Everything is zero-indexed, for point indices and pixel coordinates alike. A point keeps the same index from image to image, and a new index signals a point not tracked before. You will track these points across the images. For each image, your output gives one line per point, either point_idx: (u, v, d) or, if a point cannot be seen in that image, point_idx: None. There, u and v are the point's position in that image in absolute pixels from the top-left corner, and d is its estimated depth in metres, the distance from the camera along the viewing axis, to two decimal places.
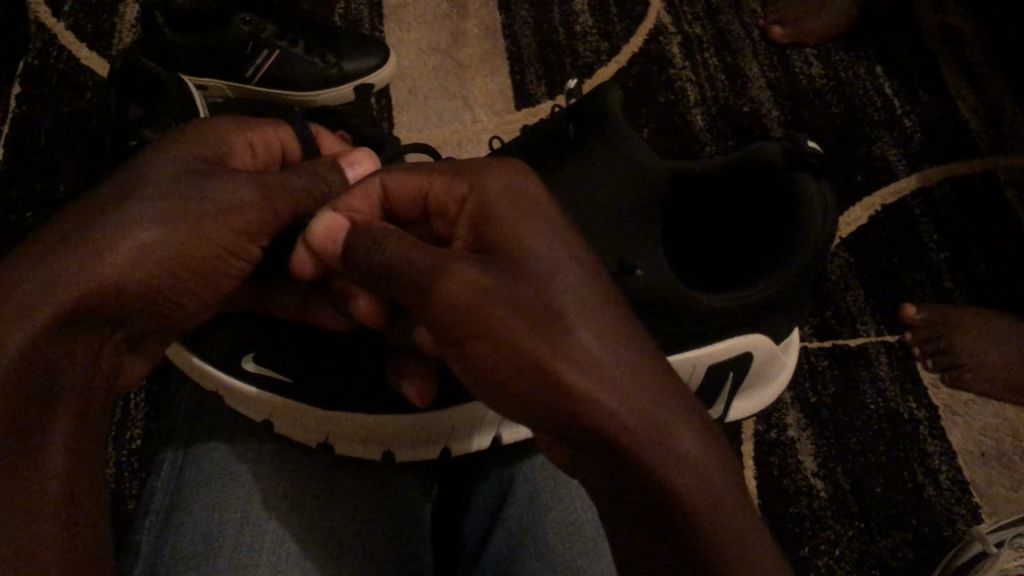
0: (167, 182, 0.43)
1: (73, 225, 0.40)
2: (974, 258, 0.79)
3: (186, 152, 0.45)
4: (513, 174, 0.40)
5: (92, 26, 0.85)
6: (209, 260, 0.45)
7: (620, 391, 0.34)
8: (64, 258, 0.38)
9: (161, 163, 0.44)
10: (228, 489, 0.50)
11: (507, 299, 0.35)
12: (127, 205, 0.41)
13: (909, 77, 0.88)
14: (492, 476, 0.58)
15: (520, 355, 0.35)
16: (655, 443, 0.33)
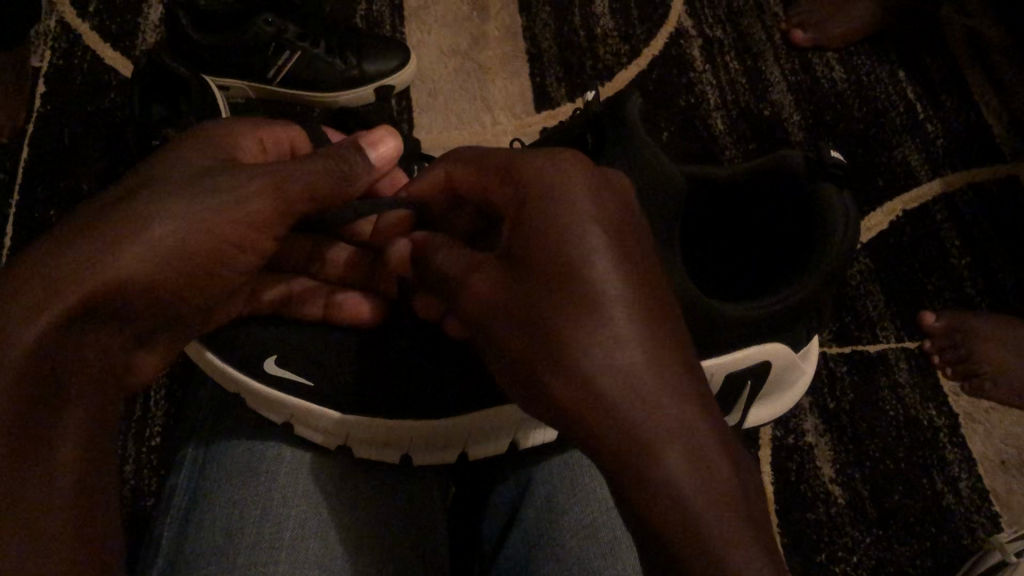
0: (177, 183, 0.43)
1: (83, 223, 0.40)
2: (997, 265, 0.78)
3: (192, 155, 0.46)
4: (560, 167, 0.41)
5: (116, 25, 0.85)
6: (221, 252, 0.45)
7: (613, 390, 0.35)
8: (77, 250, 0.39)
9: (176, 165, 0.44)
10: (246, 487, 0.50)
11: (525, 309, 0.39)
12: (136, 204, 0.42)
13: (933, 82, 0.87)
14: (509, 478, 0.58)
15: (536, 360, 0.38)
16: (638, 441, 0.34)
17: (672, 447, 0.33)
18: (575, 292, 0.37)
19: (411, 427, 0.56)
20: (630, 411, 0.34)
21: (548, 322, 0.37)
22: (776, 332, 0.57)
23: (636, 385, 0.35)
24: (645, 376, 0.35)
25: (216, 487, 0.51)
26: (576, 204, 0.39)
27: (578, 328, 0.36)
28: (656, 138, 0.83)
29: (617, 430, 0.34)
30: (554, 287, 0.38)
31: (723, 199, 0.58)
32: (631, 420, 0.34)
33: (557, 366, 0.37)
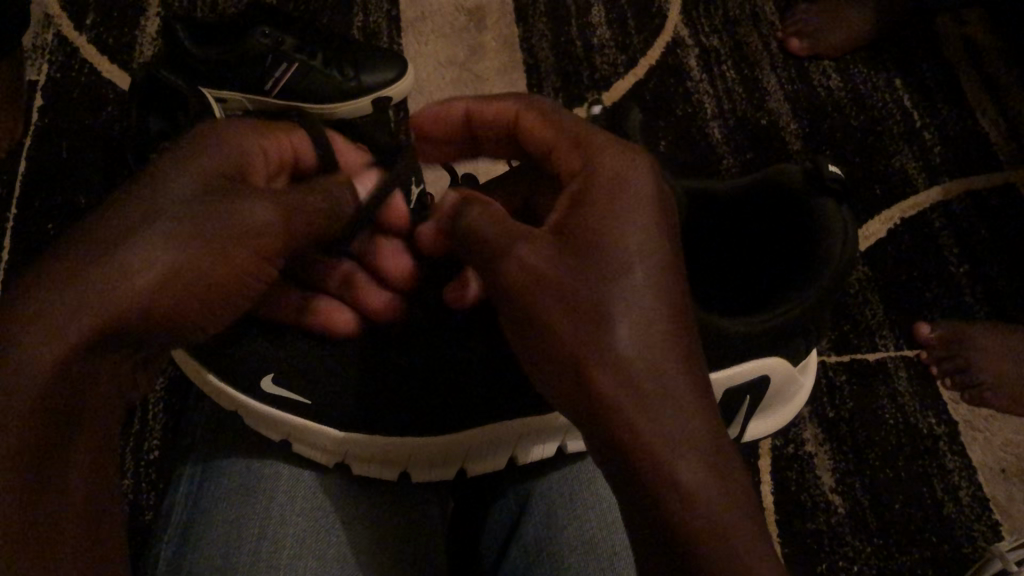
0: (193, 209, 0.41)
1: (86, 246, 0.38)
2: (996, 272, 0.78)
3: (197, 161, 0.43)
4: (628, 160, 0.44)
5: (114, 38, 0.86)
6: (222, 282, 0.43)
7: (668, 393, 0.37)
8: (81, 280, 0.37)
9: (195, 180, 0.42)
10: (244, 506, 0.50)
11: (584, 289, 0.39)
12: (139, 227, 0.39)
13: (929, 90, 0.87)
14: (508, 493, 0.58)
15: (582, 342, 0.38)
16: (686, 448, 0.36)
17: (713, 465, 0.36)
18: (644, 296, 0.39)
19: (411, 444, 0.56)
20: (682, 416, 0.37)
21: (609, 313, 0.38)
22: (776, 345, 0.57)
23: (690, 396, 0.37)
24: (696, 390, 0.38)
25: (212, 506, 0.51)
26: (651, 216, 0.41)
27: (644, 329, 0.38)
28: (653, 147, 0.83)
29: (668, 428, 0.36)
30: (621, 282, 0.39)
31: (719, 214, 0.58)
32: (683, 425, 0.36)
33: (608, 354, 0.38)
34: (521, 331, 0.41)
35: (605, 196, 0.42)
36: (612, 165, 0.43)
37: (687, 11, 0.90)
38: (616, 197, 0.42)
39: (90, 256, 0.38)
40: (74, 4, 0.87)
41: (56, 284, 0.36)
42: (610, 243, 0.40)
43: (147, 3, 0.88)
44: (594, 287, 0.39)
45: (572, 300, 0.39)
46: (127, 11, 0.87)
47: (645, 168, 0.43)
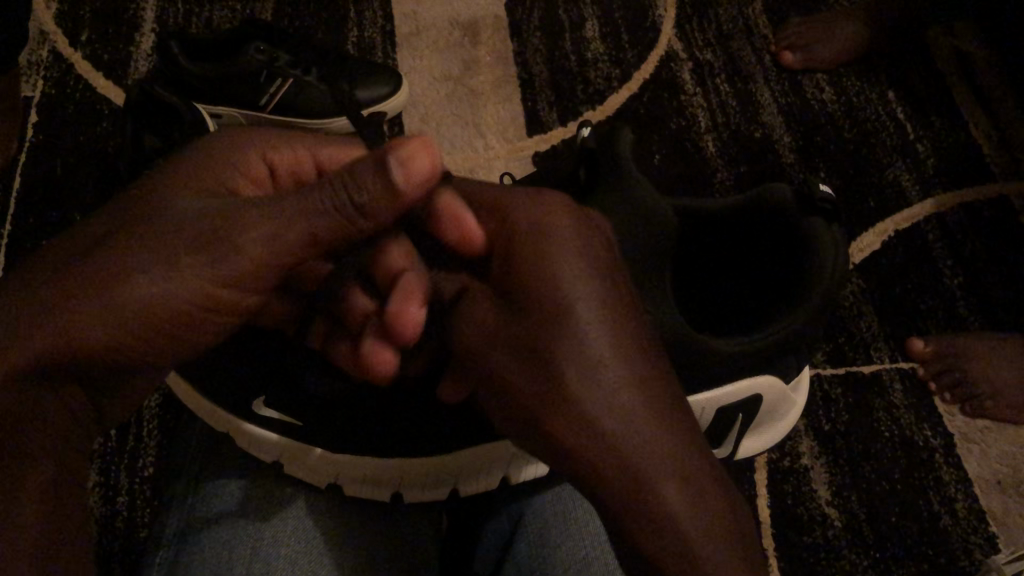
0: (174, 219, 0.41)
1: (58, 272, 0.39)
2: (989, 284, 0.78)
3: (190, 185, 0.43)
4: (552, 209, 0.43)
5: (110, 55, 0.86)
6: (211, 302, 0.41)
7: (622, 424, 0.37)
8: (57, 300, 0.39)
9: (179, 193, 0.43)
10: (237, 526, 0.50)
11: (528, 340, 0.40)
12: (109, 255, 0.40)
13: (922, 102, 0.87)
14: (502, 512, 0.58)
15: (535, 393, 0.39)
16: (645, 476, 0.36)
17: (677, 483, 0.36)
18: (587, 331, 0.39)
19: (403, 464, 0.57)
20: (637, 443, 0.37)
21: (552, 358, 0.39)
22: (769, 362, 0.57)
23: (645, 422, 0.37)
24: (652, 413, 0.37)
25: (204, 522, 0.51)
26: (579, 253, 0.41)
27: (592, 375, 0.38)
28: (647, 161, 0.84)
29: (625, 460, 0.37)
30: (562, 323, 0.39)
31: (710, 231, 0.58)
32: (638, 454, 0.37)
33: (558, 399, 0.38)
34: (489, 388, 0.42)
35: (536, 239, 0.42)
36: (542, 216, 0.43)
37: (681, 26, 0.90)
38: (548, 237, 0.42)
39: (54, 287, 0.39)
40: (69, 20, 0.87)
41: (19, 304, 0.39)
42: (548, 286, 0.40)
43: (142, 19, 0.88)
44: (536, 336, 0.39)
45: (522, 354, 0.40)
46: (123, 27, 0.87)
47: (567, 206, 0.43)
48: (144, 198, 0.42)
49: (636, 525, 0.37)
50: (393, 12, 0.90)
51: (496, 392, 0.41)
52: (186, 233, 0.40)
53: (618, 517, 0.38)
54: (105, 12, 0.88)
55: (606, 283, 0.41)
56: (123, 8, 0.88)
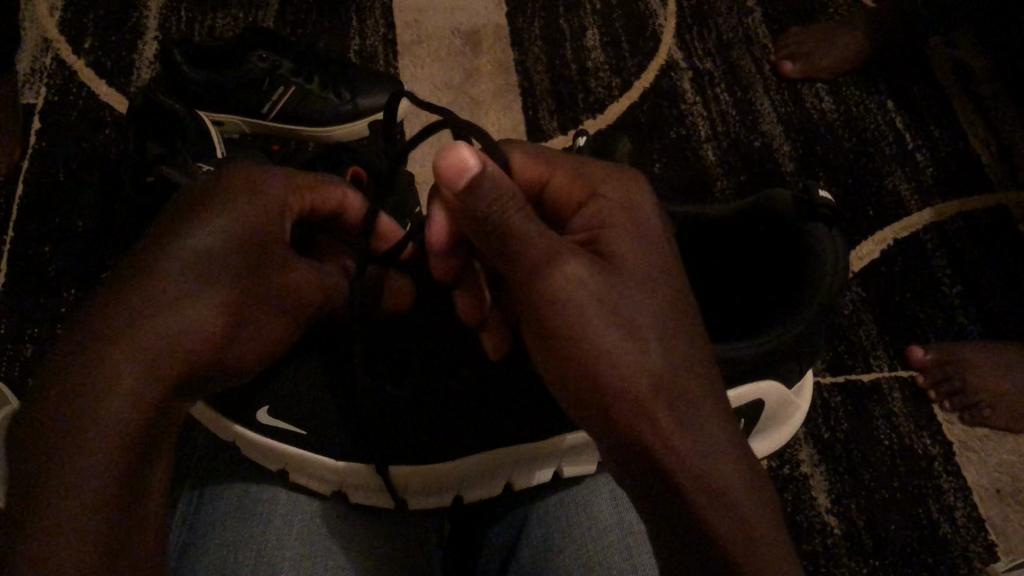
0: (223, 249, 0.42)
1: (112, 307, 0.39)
2: (988, 294, 0.79)
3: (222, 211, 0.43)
4: (626, 192, 0.44)
5: (113, 62, 0.86)
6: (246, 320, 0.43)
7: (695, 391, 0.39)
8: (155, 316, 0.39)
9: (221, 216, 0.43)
10: (243, 529, 0.51)
11: (609, 291, 0.40)
12: (160, 282, 0.40)
13: (921, 111, 0.88)
14: (507, 520, 0.58)
15: (613, 340, 0.39)
16: (706, 445, 0.37)
17: (740, 468, 0.37)
18: (661, 296, 0.40)
19: (429, 470, 0.57)
20: (699, 407, 0.38)
21: (637, 311, 0.39)
22: (769, 369, 0.57)
23: (704, 388, 0.39)
24: (706, 384, 0.39)
25: (209, 530, 0.51)
26: (651, 246, 0.42)
27: (674, 341, 0.39)
28: (648, 169, 0.84)
29: (694, 420, 0.38)
30: (637, 287, 0.40)
31: (707, 237, 0.58)
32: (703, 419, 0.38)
33: (637, 350, 0.39)
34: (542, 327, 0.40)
35: (613, 212, 0.43)
36: (617, 202, 0.44)
37: (681, 35, 0.91)
38: (619, 213, 0.43)
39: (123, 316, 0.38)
40: (72, 29, 0.87)
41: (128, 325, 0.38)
42: (622, 254, 0.41)
43: (145, 27, 0.89)
44: (616, 290, 0.40)
45: (603, 301, 0.39)
46: (125, 36, 0.88)
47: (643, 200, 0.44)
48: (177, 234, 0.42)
49: (697, 488, 0.37)
50: (394, 20, 0.90)
51: (552, 333, 0.40)
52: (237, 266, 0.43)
53: (676, 482, 0.37)
54: (108, 20, 0.88)
55: (668, 263, 0.42)
56: (126, 17, 0.89)
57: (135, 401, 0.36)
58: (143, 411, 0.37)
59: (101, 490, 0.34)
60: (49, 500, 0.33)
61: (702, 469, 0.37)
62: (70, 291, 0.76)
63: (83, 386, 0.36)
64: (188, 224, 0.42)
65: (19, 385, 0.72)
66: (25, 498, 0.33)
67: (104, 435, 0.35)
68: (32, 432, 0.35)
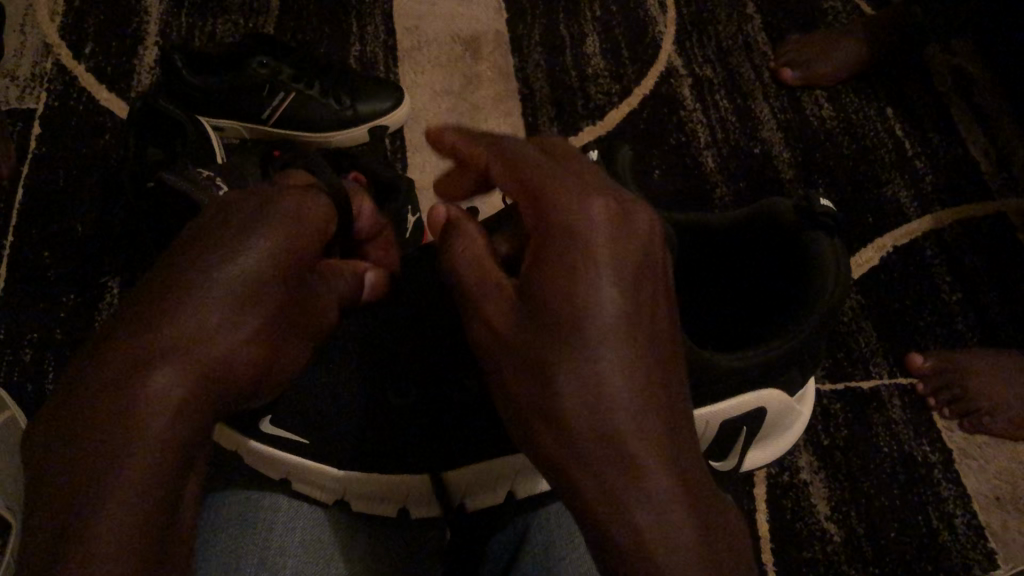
0: (256, 263, 0.41)
1: (152, 318, 0.37)
2: (988, 302, 0.79)
3: (261, 227, 0.42)
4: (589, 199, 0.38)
5: (113, 68, 0.86)
6: (284, 340, 0.43)
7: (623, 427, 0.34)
8: (185, 333, 0.37)
9: (253, 231, 0.42)
10: (242, 538, 0.51)
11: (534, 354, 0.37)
12: (200, 299, 0.38)
13: (920, 120, 0.88)
14: (508, 529, 0.58)
15: (542, 405, 0.37)
16: (637, 497, 0.34)
17: (683, 508, 0.34)
18: (596, 338, 0.35)
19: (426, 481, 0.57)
20: (633, 454, 0.34)
21: (560, 361, 0.36)
22: (770, 376, 0.57)
23: (643, 438, 0.34)
24: (650, 426, 0.34)
25: (209, 538, 0.51)
26: (598, 260, 0.36)
27: (592, 385, 0.35)
28: (647, 176, 0.84)
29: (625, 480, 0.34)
30: (564, 334, 0.36)
31: (709, 247, 0.59)
32: (642, 476, 0.34)
33: (558, 408, 0.36)
34: (500, 387, 0.40)
35: (548, 236, 0.38)
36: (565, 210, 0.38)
37: (681, 42, 0.91)
38: (553, 238, 0.38)
39: (158, 331, 0.37)
40: (72, 34, 0.87)
41: (155, 342, 0.37)
42: (556, 288, 0.37)
43: (145, 32, 0.89)
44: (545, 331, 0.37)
45: (526, 360, 0.37)
46: (125, 41, 0.88)
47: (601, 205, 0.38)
48: (215, 248, 0.40)
49: (619, 545, 0.34)
50: (395, 27, 0.90)
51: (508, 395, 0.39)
52: (269, 284, 0.41)
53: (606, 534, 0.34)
54: (108, 26, 0.88)
55: (615, 280, 0.36)
56: (125, 21, 0.89)
57: (159, 419, 0.35)
58: (185, 434, 0.36)
59: (136, 503, 0.33)
60: (89, 516, 0.32)
61: (616, 517, 0.34)
62: (68, 297, 0.75)
63: (108, 413, 0.34)
64: (227, 241, 0.41)
65: (19, 390, 0.72)
66: (64, 521, 0.32)
67: (151, 455, 0.34)
68: (64, 457, 0.33)
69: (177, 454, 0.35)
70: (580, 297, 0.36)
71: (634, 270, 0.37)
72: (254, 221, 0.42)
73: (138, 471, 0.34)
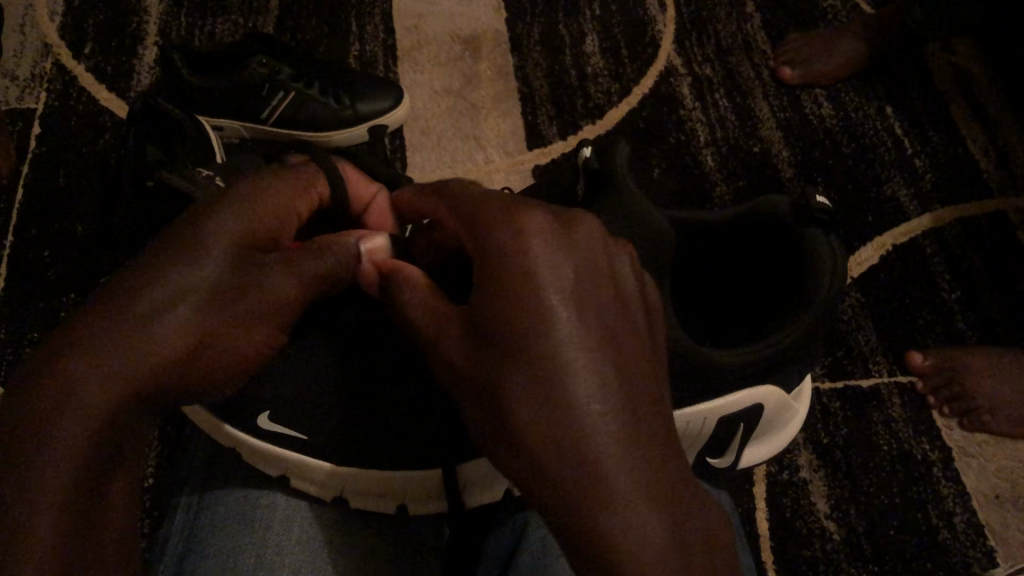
0: (219, 250, 0.44)
1: (117, 299, 0.41)
2: (987, 300, 0.79)
3: (231, 220, 0.46)
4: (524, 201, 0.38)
5: (112, 67, 0.86)
6: (255, 325, 0.45)
7: (555, 386, 0.32)
8: (144, 312, 0.41)
9: (224, 223, 0.45)
10: (240, 536, 0.51)
11: (485, 370, 0.35)
12: (161, 281, 0.42)
13: (920, 118, 0.88)
14: (507, 524, 0.58)
15: (486, 395, 0.35)
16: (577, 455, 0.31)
17: (627, 464, 0.31)
18: (527, 304, 0.34)
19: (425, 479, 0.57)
20: (571, 412, 0.32)
21: (495, 343, 0.35)
22: (768, 373, 0.57)
23: (581, 394, 0.32)
24: (588, 384, 0.32)
25: (208, 536, 0.51)
26: (530, 234, 0.36)
27: (526, 354, 0.33)
28: (646, 174, 0.84)
29: (586, 479, 0.31)
30: (497, 315, 0.35)
31: (708, 242, 0.59)
32: (579, 430, 0.31)
33: (498, 389, 0.34)
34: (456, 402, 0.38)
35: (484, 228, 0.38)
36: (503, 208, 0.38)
37: (680, 41, 0.91)
38: (490, 230, 0.37)
39: (116, 311, 0.41)
40: (72, 34, 0.87)
41: (114, 319, 0.40)
42: (488, 273, 0.36)
43: (145, 32, 0.89)
44: (483, 322, 0.36)
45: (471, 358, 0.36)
46: (125, 40, 0.88)
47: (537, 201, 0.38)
48: (184, 236, 0.44)
49: (567, 512, 0.31)
50: (395, 26, 0.90)
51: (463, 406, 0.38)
52: (235, 272, 0.44)
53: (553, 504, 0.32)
54: (108, 25, 0.88)
55: (544, 248, 0.35)
56: (126, 21, 0.89)
57: (100, 387, 0.38)
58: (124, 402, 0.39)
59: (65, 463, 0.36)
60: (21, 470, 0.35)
61: (561, 480, 0.31)
62: (67, 296, 0.76)
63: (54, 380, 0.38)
64: (197, 231, 0.44)
65: None
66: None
67: (87, 418, 0.37)
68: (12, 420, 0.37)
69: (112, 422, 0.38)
70: (510, 272, 0.35)
71: (565, 238, 0.36)
72: (227, 213, 0.46)
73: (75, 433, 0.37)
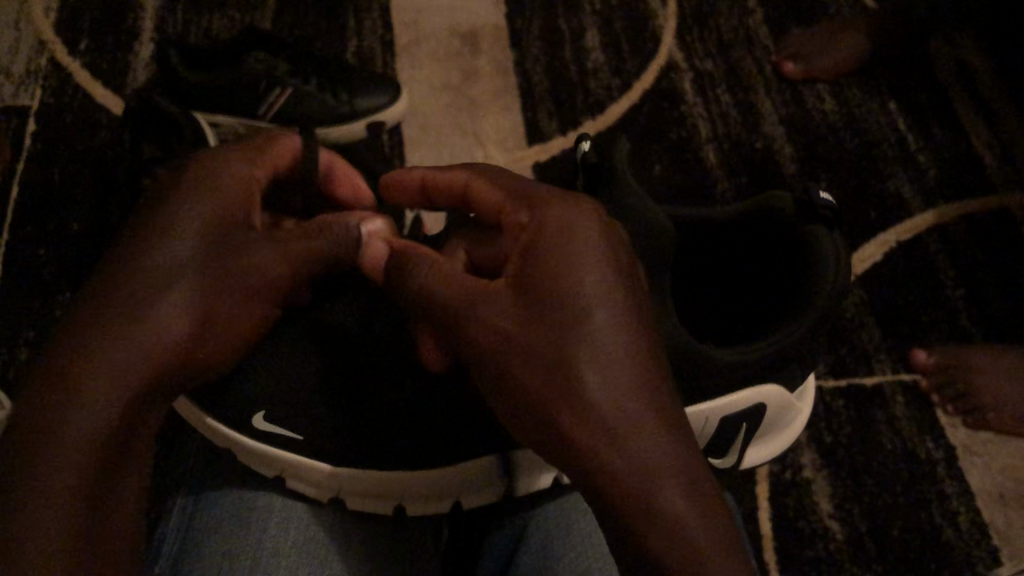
0: (184, 246, 0.44)
1: (92, 313, 0.41)
2: (991, 297, 0.78)
3: (191, 208, 0.45)
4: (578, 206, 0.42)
5: (108, 63, 0.85)
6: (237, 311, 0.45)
7: (624, 386, 0.37)
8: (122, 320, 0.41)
9: (186, 215, 0.44)
10: (236, 536, 0.50)
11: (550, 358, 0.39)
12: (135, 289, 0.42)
13: (923, 113, 0.87)
14: (506, 527, 0.58)
15: (545, 378, 0.39)
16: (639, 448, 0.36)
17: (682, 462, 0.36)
18: (597, 311, 0.39)
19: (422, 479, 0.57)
20: (640, 410, 0.37)
21: (563, 335, 0.39)
22: (771, 371, 0.56)
23: (645, 397, 0.37)
24: (651, 388, 0.38)
25: (203, 538, 0.50)
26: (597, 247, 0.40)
27: (600, 351, 0.38)
28: (647, 170, 0.83)
29: (653, 472, 0.36)
30: (568, 309, 0.39)
31: (710, 239, 0.58)
32: (647, 430, 0.37)
33: (563, 375, 0.38)
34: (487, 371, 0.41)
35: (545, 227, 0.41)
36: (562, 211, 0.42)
37: (681, 35, 0.90)
38: (554, 230, 0.41)
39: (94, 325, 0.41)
40: (67, 29, 0.86)
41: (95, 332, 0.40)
42: (558, 271, 0.40)
43: (141, 28, 0.88)
44: (545, 311, 0.39)
45: (523, 338, 0.39)
46: (121, 36, 0.87)
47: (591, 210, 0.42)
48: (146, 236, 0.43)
49: (628, 496, 0.36)
50: (393, 22, 0.90)
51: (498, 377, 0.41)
52: (208, 266, 0.44)
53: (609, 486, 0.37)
54: (103, 21, 0.88)
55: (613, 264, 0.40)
56: (122, 17, 0.88)
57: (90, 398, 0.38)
58: (122, 406, 0.39)
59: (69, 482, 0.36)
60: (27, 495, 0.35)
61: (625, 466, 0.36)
62: (63, 294, 0.75)
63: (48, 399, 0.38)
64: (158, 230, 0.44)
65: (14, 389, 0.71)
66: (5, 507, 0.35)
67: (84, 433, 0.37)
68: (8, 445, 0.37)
69: (116, 429, 0.38)
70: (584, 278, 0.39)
71: (624, 257, 0.41)
72: (186, 202, 0.45)
73: (69, 447, 0.37)
